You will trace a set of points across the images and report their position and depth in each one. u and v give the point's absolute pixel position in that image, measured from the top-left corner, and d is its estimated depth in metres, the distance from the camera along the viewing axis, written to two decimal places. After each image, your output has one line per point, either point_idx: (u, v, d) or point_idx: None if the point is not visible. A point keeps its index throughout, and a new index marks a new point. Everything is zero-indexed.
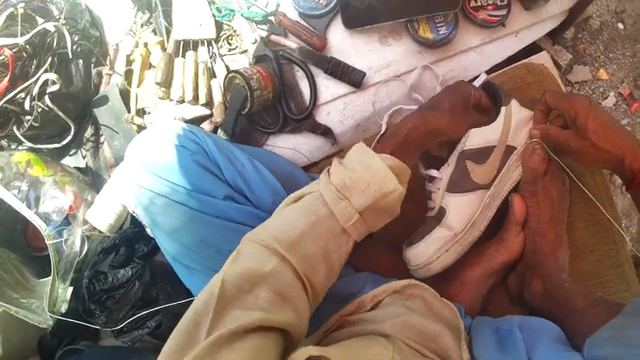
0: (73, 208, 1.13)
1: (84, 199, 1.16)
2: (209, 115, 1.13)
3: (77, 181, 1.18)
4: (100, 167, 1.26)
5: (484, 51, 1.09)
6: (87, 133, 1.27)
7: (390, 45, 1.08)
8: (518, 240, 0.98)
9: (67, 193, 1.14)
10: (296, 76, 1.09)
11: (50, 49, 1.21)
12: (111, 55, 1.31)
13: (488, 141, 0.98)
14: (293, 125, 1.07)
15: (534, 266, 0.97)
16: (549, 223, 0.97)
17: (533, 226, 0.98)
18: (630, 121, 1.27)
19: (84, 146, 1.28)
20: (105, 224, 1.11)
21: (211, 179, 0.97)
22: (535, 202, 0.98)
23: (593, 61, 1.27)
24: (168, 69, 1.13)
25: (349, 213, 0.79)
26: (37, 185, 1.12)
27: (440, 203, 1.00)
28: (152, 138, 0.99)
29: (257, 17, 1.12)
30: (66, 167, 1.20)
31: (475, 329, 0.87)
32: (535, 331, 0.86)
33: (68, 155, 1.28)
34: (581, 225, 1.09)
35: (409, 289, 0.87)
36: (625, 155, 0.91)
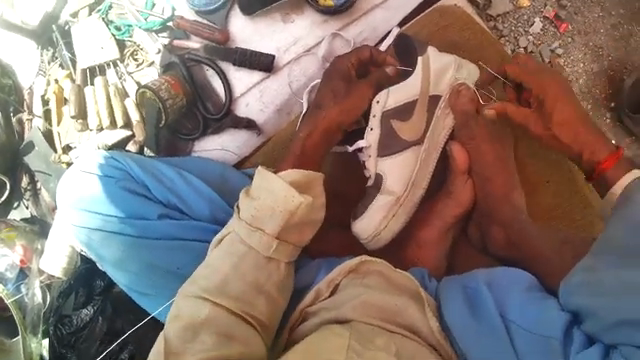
0: (25, 262, 1.07)
1: (34, 249, 1.09)
2: (131, 135, 1.09)
3: (25, 232, 1.10)
4: (44, 213, 1.15)
5: (389, 5, 1.06)
6: (22, 182, 1.17)
7: (293, 21, 1.05)
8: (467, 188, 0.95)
9: (16, 248, 1.07)
10: (208, 75, 1.06)
11: None
12: (28, 99, 1.17)
13: (409, 95, 0.94)
14: (214, 125, 1.04)
15: (488, 213, 0.94)
16: (495, 166, 0.94)
17: (477, 170, 0.95)
18: (560, 43, 1.24)
19: (25, 197, 1.17)
20: (59, 269, 1.06)
21: (142, 201, 0.93)
22: (475, 144, 0.95)
23: None
24: (79, 101, 1.10)
25: (266, 242, 0.80)
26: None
27: (375, 171, 0.95)
28: (76, 174, 0.96)
29: (156, 25, 1.09)
30: (12, 221, 1.11)
31: (441, 294, 0.82)
32: (504, 284, 0.80)
33: (12, 209, 1.16)
34: (531, 159, 1.04)
35: (363, 266, 0.83)
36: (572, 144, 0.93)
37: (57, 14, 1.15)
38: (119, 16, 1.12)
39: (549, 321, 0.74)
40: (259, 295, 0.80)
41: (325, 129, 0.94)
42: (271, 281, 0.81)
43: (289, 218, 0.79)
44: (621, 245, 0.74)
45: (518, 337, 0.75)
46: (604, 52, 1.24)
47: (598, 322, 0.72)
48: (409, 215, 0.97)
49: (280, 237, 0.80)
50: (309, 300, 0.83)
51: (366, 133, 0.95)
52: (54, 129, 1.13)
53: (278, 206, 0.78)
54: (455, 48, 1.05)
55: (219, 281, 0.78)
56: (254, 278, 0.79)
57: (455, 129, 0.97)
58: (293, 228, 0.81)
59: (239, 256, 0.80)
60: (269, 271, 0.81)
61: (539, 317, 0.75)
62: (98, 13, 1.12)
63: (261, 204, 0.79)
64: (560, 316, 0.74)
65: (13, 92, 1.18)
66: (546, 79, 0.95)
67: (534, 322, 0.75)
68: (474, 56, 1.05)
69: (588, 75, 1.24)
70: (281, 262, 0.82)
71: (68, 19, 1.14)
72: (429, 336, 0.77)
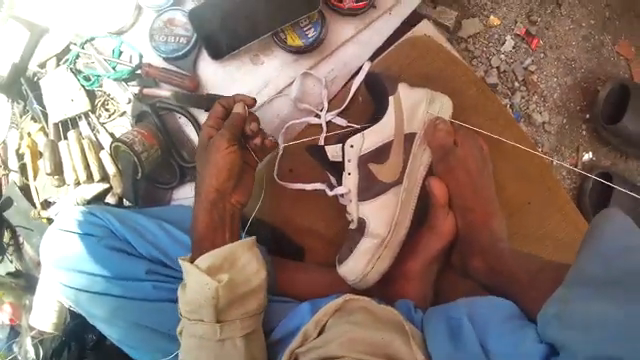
0: (14, 319, 1.10)
1: (23, 305, 1.11)
2: (109, 188, 1.07)
3: (12, 288, 1.12)
4: (30, 268, 1.14)
5: (360, 39, 1.05)
6: (4, 238, 1.14)
7: (263, 63, 1.04)
8: (448, 222, 0.95)
9: (5, 307, 1.11)
10: (181, 123, 1.04)
11: None
12: (2, 154, 1.15)
13: (383, 138, 0.94)
14: (191, 173, 1.04)
15: (469, 242, 0.94)
16: (473, 196, 0.95)
17: (458, 203, 0.95)
18: (533, 60, 1.24)
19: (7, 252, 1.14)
20: (49, 324, 1.05)
21: (127, 258, 0.92)
22: (454, 180, 0.95)
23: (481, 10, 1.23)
24: (54, 154, 1.09)
25: (210, 328, 0.79)
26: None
27: (358, 214, 0.95)
28: (56, 232, 0.94)
29: (125, 74, 1.07)
30: None
31: (427, 325, 0.81)
32: (484, 317, 0.80)
33: None
34: (509, 180, 1.04)
35: (349, 304, 0.82)
36: None
37: (24, 65, 1.12)
38: (87, 65, 1.10)
39: (524, 354, 0.72)
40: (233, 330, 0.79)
41: None
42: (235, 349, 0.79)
43: (214, 301, 0.78)
44: (594, 276, 0.71)
45: None
46: (577, 64, 1.24)
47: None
48: (394, 255, 0.95)
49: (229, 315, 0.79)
50: (297, 341, 0.80)
51: (344, 178, 0.95)
52: (32, 184, 1.12)
53: (200, 298, 0.78)
54: (428, 80, 1.04)
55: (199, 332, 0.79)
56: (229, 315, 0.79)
57: (432, 163, 0.97)
58: (235, 300, 0.80)
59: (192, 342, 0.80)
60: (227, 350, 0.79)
61: (516, 348, 0.74)
62: (66, 62, 1.11)
63: (190, 297, 0.79)
64: (538, 349, 0.72)
65: None
66: None
67: (512, 353, 0.74)
68: (449, 87, 1.04)
69: (562, 88, 1.24)
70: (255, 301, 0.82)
71: (37, 70, 1.13)
72: None
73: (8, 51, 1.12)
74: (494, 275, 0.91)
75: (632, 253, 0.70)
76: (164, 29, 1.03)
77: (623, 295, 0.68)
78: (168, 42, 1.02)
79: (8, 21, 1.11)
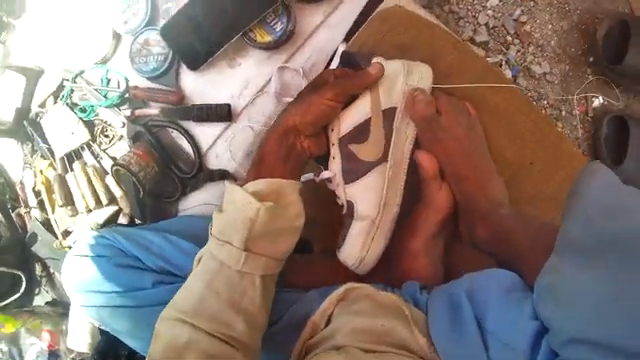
0: (53, 344, 1.19)
1: (62, 331, 1.21)
2: (119, 209, 1.12)
3: (51, 316, 1.21)
4: (63, 294, 1.24)
5: (331, 24, 1.07)
6: (37, 271, 1.24)
7: (240, 65, 1.06)
8: (443, 194, 0.97)
9: (43, 335, 1.20)
10: (174, 137, 1.08)
11: None
12: (21, 194, 1.25)
13: (360, 117, 0.96)
14: (191, 183, 1.06)
15: (468, 208, 0.96)
16: (465, 164, 0.96)
17: (450, 171, 0.97)
18: (523, 10, 1.23)
19: (42, 283, 1.25)
20: (86, 345, 1.14)
21: (136, 272, 0.98)
22: (440, 149, 0.97)
23: None
24: (63, 188, 1.15)
25: (236, 254, 0.82)
26: (15, 339, 1.20)
27: (346, 197, 0.97)
28: (73, 259, 1.02)
29: (115, 99, 1.11)
30: (39, 308, 1.21)
31: (430, 305, 0.84)
32: (485, 285, 0.80)
33: (35, 296, 1.25)
34: (506, 144, 1.04)
35: (352, 293, 0.88)
36: None
37: (27, 107, 1.20)
38: (81, 97, 1.14)
39: (520, 327, 0.74)
40: (237, 312, 0.81)
41: (287, 129, 0.95)
42: (243, 332, 0.80)
43: (251, 225, 0.82)
44: (578, 241, 0.70)
45: (493, 347, 0.76)
46: (571, 6, 1.23)
47: (556, 336, 0.69)
48: (389, 233, 0.98)
49: (257, 248, 0.83)
50: (308, 334, 0.87)
51: (330, 162, 0.98)
52: (51, 217, 1.19)
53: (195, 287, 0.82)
54: (404, 51, 1.05)
55: (195, 302, 0.81)
56: (229, 296, 0.81)
57: (418, 135, 0.98)
58: (268, 235, 0.84)
59: (212, 272, 0.82)
60: (243, 286, 0.82)
61: (513, 325, 0.75)
62: (62, 99, 1.16)
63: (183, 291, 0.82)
64: (531, 325, 0.74)
65: (9, 190, 1.25)
66: None
67: (509, 327, 0.75)
68: (427, 54, 1.05)
69: (559, 35, 1.23)
70: (256, 276, 0.83)
71: (38, 110, 1.19)
72: (418, 347, 0.79)
73: (11, 97, 1.20)
74: (496, 241, 0.93)
75: (612, 212, 0.68)
76: (142, 50, 1.07)
77: (612, 263, 0.66)
78: (147, 62, 1.06)
79: (6, 71, 1.20)
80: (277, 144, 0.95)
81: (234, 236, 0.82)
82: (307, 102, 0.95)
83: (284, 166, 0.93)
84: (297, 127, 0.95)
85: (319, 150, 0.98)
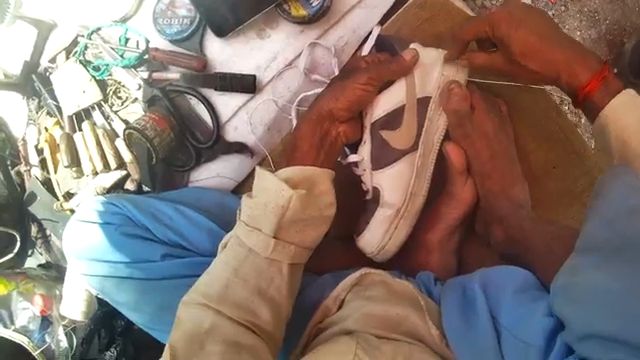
0: (46, 310, 1.10)
1: (54, 296, 1.13)
2: (127, 175, 1.08)
3: (43, 281, 1.13)
4: (58, 259, 1.21)
5: (368, 4, 1.02)
6: (32, 231, 1.21)
7: (269, 36, 1.02)
8: (468, 190, 0.93)
9: (35, 299, 1.09)
10: (192, 105, 1.03)
11: None
12: (22, 151, 1.20)
13: (395, 103, 0.92)
14: (207, 154, 1.02)
15: (489, 211, 0.93)
16: (492, 161, 0.93)
17: (476, 170, 0.93)
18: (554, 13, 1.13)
19: (37, 245, 1.21)
20: (79, 313, 1.10)
21: (145, 243, 0.96)
22: (470, 145, 0.92)
23: None
24: (70, 147, 1.09)
25: (264, 240, 0.78)
26: (5, 301, 1.07)
27: (372, 183, 0.95)
28: (77, 224, 0.99)
29: (132, 61, 1.02)
30: (30, 270, 1.14)
31: (443, 297, 0.81)
32: (498, 286, 0.77)
33: (28, 257, 1.21)
34: (532, 147, 1.01)
35: (366, 279, 0.85)
36: (560, 73, 0.85)
37: (36, 61, 1.17)
38: (96, 55, 1.09)
39: (531, 325, 0.70)
40: (262, 299, 0.78)
41: (323, 115, 0.91)
42: (266, 317, 0.77)
43: (284, 211, 0.77)
44: (602, 243, 0.67)
45: (506, 342, 0.72)
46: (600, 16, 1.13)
47: (570, 332, 0.66)
48: (412, 225, 0.96)
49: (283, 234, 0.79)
50: (318, 317, 0.84)
51: (360, 147, 0.95)
52: (53, 177, 1.16)
53: (221, 272, 0.79)
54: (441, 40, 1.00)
55: (220, 287, 0.77)
56: (255, 282, 0.78)
57: (448, 128, 0.94)
58: (297, 223, 0.80)
59: (239, 258, 0.79)
60: (271, 273, 0.79)
61: (524, 321, 0.72)
62: (74, 55, 1.10)
63: (210, 274, 0.79)
64: (544, 321, 0.70)
65: (9, 145, 1.21)
66: (514, 24, 0.87)
67: (521, 324, 0.72)
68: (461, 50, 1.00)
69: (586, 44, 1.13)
70: (284, 264, 0.80)
71: (47, 65, 1.17)
72: (430, 339, 0.77)
73: (20, 49, 1.18)
74: (513, 243, 0.89)
75: (635, 213, 0.66)
76: (166, 12, 1.02)
77: (624, 267, 0.64)
78: (171, 25, 1.01)
79: (16, 21, 1.16)
80: (312, 131, 0.90)
81: (264, 223, 0.78)
82: (341, 87, 0.91)
83: (317, 153, 0.90)
84: (333, 113, 0.91)
85: (355, 136, 0.95)
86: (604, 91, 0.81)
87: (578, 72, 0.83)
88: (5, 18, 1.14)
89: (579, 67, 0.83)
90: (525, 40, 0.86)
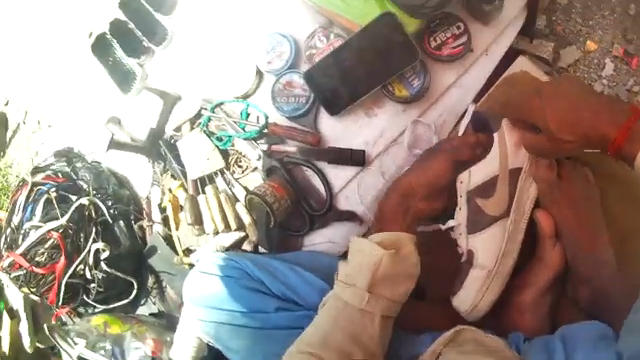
0: (156, 351, 1.19)
1: (164, 341, 1.21)
2: (245, 235, 1.19)
3: (156, 327, 1.23)
4: (171, 308, 1.28)
5: (463, 83, 1.17)
6: (149, 281, 1.30)
7: (376, 115, 1.18)
8: (556, 253, 1.00)
9: (147, 341, 1.20)
10: (307, 175, 1.18)
11: (91, 219, 1.26)
12: (146, 207, 1.32)
13: (489, 174, 1.02)
14: (320, 220, 1.17)
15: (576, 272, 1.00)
16: (580, 226, 0.98)
17: (565, 234, 0.99)
18: (636, 80, 1.24)
19: (151, 294, 1.31)
20: None
21: (261, 296, 1.07)
22: (559, 210, 0.99)
23: (577, 36, 1.26)
24: (194, 209, 1.23)
25: (359, 294, 0.93)
26: (120, 340, 1.21)
27: (467, 247, 1.04)
28: (198, 275, 1.10)
29: (253, 134, 1.20)
30: (143, 316, 1.26)
31: (528, 351, 0.90)
32: (576, 336, 0.89)
33: (141, 305, 1.31)
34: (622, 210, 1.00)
35: (459, 335, 0.93)
36: (590, 136, 1.05)
37: (161, 129, 1.29)
38: (219, 127, 1.24)
39: None
40: None
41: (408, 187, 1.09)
42: None
43: (376, 269, 0.92)
44: None
45: None
46: None
47: None
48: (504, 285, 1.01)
49: (376, 289, 0.93)
50: None
51: (457, 213, 1.06)
52: (174, 233, 1.27)
53: (331, 320, 0.93)
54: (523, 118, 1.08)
55: None
56: None
57: (539, 195, 1.00)
58: (387, 281, 0.94)
59: None
60: None
61: None
62: (199, 126, 1.25)
63: (321, 324, 0.93)
64: None
65: (132, 202, 1.33)
66: (545, 107, 1.09)
67: None
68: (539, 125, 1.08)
69: None
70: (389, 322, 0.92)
71: (173, 133, 1.28)
72: None
73: (146, 116, 1.31)
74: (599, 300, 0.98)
75: None
76: (284, 90, 1.20)
77: None
78: (289, 102, 1.19)
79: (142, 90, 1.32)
80: None
81: (360, 279, 0.93)
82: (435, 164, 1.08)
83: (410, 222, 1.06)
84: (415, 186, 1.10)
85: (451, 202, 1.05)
86: (632, 140, 1.01)
87: (608, 130, 1.03)
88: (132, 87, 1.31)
89: (602, 124, 1.04)
90: (558, 113, 1.07)
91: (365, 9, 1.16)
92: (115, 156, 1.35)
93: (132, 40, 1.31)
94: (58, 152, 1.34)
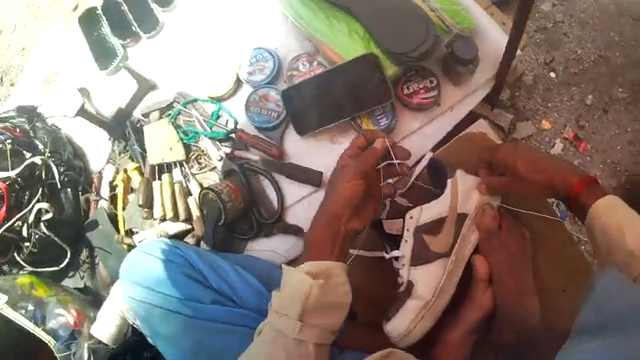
0: (78, 324, 1.26)
1: (87, 315, 1.29)
2: (190, 228, 1.24)
3: (80, 300, 1.31)
4: (98, 286, 1.36)
5: (423, 132, 1.25)
6: (82, 255, 1.38)
7: (340, 143, 1.24)
8: (487, 296, 1.08)
9: (71, 310, 1.27)
10: (263, 184, 1.24)
11: (40, 180, 1.33)
12: (96, 183, 1.40)
13: (441, 213, 1.10)
14: (267, 229, 1.22)
15: (505, 319, 1.06)
16: (512, 275, 1.08)
17: (496, 281, 1.08)
18: (581, 160, 1.44)
19: (80, 268, 1.39)
20: (107, 335, 1.23)
21: (199, 286, 1.12)
22: (497, 256, 1.09)
23: (534, 114, 1.47)
24: (148, 192, 1.25)
25: (291, 325, 0.91)
26: (44, 305, 1.26)
27: (408, 277, 1.11)
28: (141, 255, 1.15)
29: (220, 135, 1.26)
30: (69, 288, 1.33)
31: None
32: None
33: (67, 277, 1.39)
34: (546, 268, 1.14)
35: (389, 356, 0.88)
36: (555, 180, 1.00)
37: (129, 110, 1.36)
38: (187, 122, 1.30)
39: None
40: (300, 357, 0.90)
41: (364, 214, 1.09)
42: None
43: (306, 299, 0.91)
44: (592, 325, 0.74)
45: None
46: (621, 167, 1.43)
47: None
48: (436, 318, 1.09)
49: (309, 318, 0.92)
50: None
51: (402, 244, 1.13)
52: (121, 213, 1.32)
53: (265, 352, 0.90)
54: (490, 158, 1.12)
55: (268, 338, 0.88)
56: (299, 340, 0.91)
57: (478, 243, 1.11)
58: (321, 309, 0.93)
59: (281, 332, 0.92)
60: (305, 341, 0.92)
61: None
62: (167, 116, 1.29)
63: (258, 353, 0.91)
64: None
65: (83, 174, 1.41)
66: (511, 150, 1.07)
67: None
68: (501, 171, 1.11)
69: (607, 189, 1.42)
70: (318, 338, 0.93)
71: (140, 117, 1.35)
72: None
73: (119, 95, 1.38)
74: None
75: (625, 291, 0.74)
76: (259, 102, 1.26)
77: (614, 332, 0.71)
78: (261, 114, 1.25)
79: (121, 69, 1.39)
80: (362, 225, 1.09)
81: (292, 308, 0.91)
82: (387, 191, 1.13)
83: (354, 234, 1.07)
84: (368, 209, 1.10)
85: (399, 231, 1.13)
86: (588, 193, 0.97)
87: (570, 176, 0.99)
88: (113, 64, 1.37)
89: (569, 171, 1.00)
90: (518, 155, 1.05)
91: (350, 45, 1.23)
92: (79, 129, 1.44)
93: (123, 21, 1.37)
94: (23, 107, 1.43)
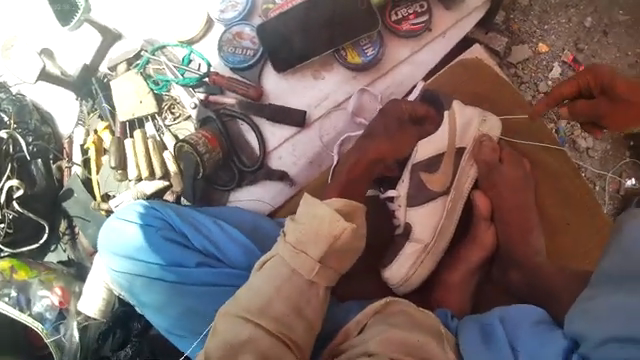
0: (64, 302, 1.14)
1: (72, 292, 1.17)
2: (169, 185, 1.14)
3: (63, 276, 1.18)
4: (82, 257, 1.26)
5: (415, 60, 1.15)
6: (60, 227, 1.27)
7: (323, 78, 1.15)
8: (489, 234, 1.00)
9: (55, 289, 1.14)
10: (242, 130, 1.15)
11: (8, 155, 1.21)
12: (67, 148, 1.28)
13: (437, 149, 1.00)
14: (249, 177, 1.13)
15: (509, 259, 0.99)
16: (517, 210, 0.99)
17: (500, 217, 1.00)
18: None
19: (61, 241, 1.28)
20: (95, 309, 1.14)
21: (181, 249, 1.02)
22: (498, 191, 1.00)
23: (531, 37, 1.35)
24: (119, 152, 1.14)
25: (310, 264, 0.84)
26: (25, 288, 1.12)
27: (405, 219, 1.02)
28: (117, 221, 1.05)
29: (192, 81, 1.15)
30: (49, 263, 1.20)
31: (461, 330, 0.83)
32: (515, 318, 0.81)
33: (49, 252, 1.28)
34: (550, 199, 1.07)
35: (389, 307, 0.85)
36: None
37: (95, 66, 1.26)
38: (156, 71, 1.19)
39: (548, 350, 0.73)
40: (300, 318, 0.83)
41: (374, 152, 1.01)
42: (297, 332, 0.82)
43: (335, 239, 0.84)
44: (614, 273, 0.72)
45: None
46: None
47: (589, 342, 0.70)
48: (436, 261, 1.02)
49: (327, 258, 0.85)
50: (339, 339, 0.86)
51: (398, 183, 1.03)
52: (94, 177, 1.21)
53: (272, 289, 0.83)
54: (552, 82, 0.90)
55: (261, 302, 0.82)
56: (296, 300, 0.84)
57: (478, 177, 1.03)
58: (340, 252, 0.86)
59: (283, 279, 0.84)
60: (309, 295, 0.85)
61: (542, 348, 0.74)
62: (135, 67, 1.19)
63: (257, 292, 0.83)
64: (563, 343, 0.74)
65: (53, 140, 1.29)
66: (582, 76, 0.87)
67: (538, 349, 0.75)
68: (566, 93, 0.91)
69: None
70: (320, 288, 0.86)
71: (106, 72, 1.24)
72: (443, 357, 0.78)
73: (82, 51, 1.27)
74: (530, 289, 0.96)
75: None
76: (232, 41, 1.16)
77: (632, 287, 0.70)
78: (235, 54, 1.15)
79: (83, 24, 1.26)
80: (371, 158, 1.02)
81: (311, 248, 0.84)
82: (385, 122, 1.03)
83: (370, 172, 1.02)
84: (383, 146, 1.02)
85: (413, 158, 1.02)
86: None
87: None
88: (75, 19, 1.24)
89: None
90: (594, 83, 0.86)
91: None
92: (42, 91, 1.32)
93: None
94: None
